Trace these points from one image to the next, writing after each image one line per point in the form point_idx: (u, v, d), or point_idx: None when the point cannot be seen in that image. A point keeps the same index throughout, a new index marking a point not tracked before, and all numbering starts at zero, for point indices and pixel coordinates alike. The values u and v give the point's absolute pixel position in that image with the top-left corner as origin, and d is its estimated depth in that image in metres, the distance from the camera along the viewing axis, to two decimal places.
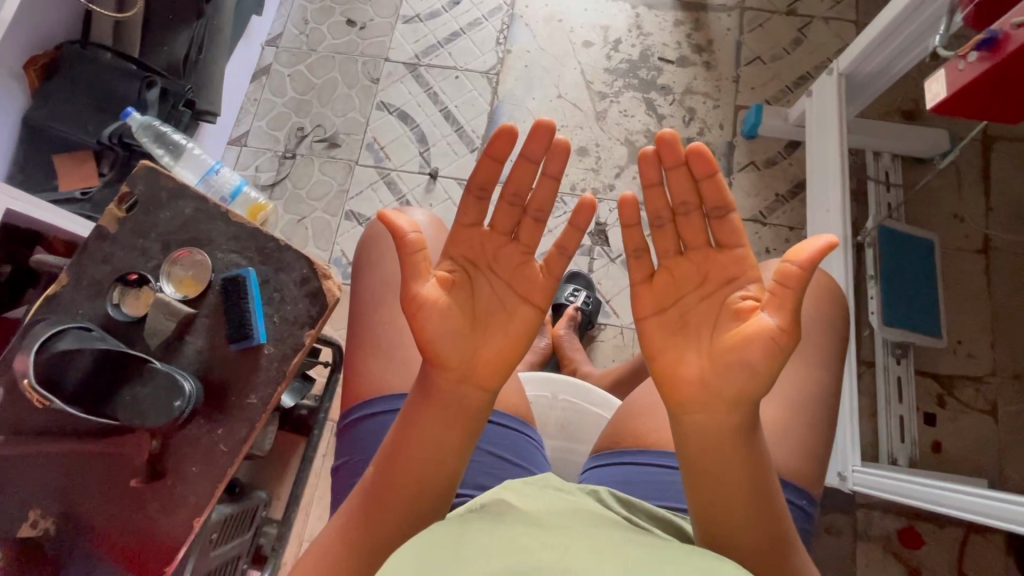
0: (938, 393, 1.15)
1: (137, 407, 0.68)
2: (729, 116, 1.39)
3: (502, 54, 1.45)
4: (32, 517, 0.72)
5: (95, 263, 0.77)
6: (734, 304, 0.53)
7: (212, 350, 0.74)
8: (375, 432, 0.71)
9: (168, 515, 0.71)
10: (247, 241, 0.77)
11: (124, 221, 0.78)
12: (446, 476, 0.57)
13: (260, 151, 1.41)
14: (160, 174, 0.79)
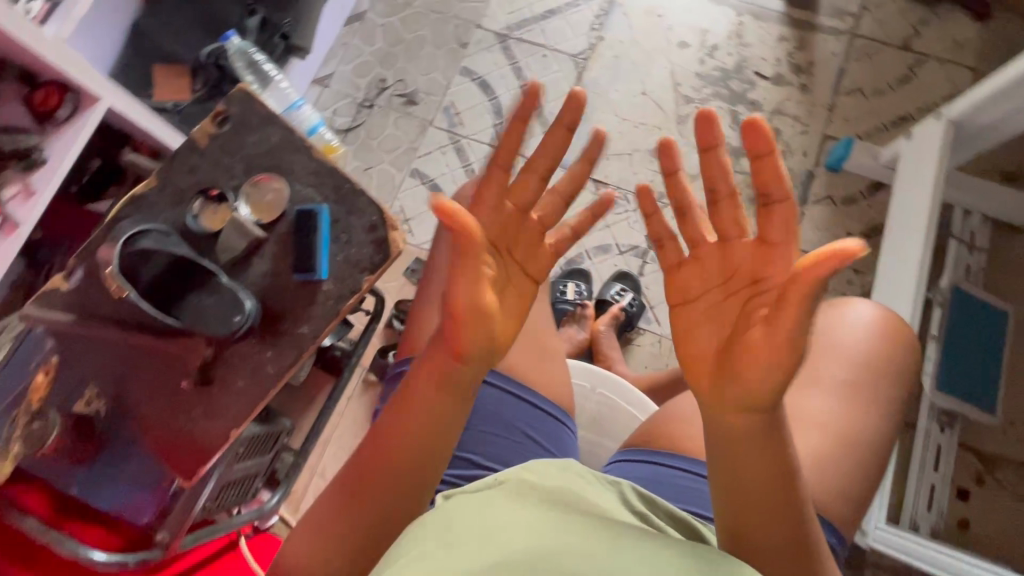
0: (977, 470, 1.11)
1: (201, 313, 0.72)
2: (815, 144, 1.33)
3: (594, 41, 1.43)
4: (87, 396, 0.76)
5: (182, 172, 0.80)
6: (753, 309, 0.49)
7: (275, 275, 0.76)
8: None
9: (210, 422, 0.75)
10: (326, 179, 0.79)
11: (214, 137, 0.81)
12: (433, 466, 0.57)
13: (340, 95, 1.43)
14: (256, 99, 0.82)
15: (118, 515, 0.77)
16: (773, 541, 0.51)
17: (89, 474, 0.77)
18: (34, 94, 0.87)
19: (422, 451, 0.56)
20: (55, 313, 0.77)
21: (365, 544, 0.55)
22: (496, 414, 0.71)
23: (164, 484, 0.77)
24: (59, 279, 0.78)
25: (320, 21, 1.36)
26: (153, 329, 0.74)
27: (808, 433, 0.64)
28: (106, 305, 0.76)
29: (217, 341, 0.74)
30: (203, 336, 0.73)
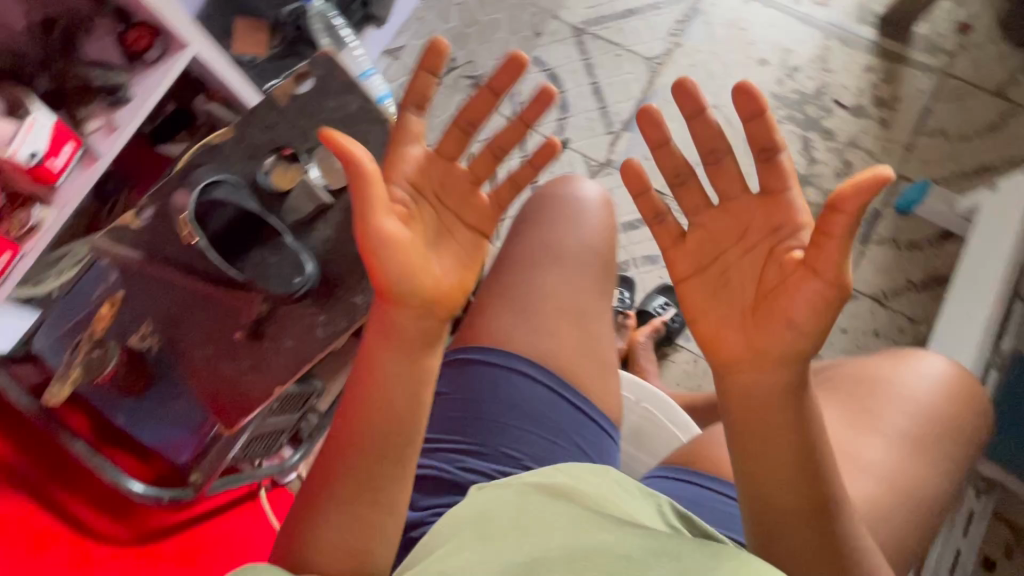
0: (1008, 541, 1.07)
1: (264, 270, 0.74)
2: (886, 182, 1.29)
3: (671, 47, 1.39)
4: (141, 331, 0.79)
5: (257, 127, 0.80)
6: (779, 259, 0.51)
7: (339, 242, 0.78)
8: (478, 385, 0.67)
9: (256, 377, 0.76)
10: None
11: (293, 96, 0.81)
12: (395, 419, 0.57)
13: (409, 69, 1.43)
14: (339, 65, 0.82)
15: (158, 449, 0.80)
16: (791, 503, 0.51)
17: (135, 408, 0.79)
18: (127, 33, 0.89)
19: (393, 390, 0.57)
20: (123, 250, 0.80)
21: (345, 515, 0.55)
22: (546, 420, 0.66)
23: (204, 427, 0.80)
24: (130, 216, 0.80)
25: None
26: (213, 278, 0.76)
27: (865, 481, 0.62)
28: (172, 247, 0.78)
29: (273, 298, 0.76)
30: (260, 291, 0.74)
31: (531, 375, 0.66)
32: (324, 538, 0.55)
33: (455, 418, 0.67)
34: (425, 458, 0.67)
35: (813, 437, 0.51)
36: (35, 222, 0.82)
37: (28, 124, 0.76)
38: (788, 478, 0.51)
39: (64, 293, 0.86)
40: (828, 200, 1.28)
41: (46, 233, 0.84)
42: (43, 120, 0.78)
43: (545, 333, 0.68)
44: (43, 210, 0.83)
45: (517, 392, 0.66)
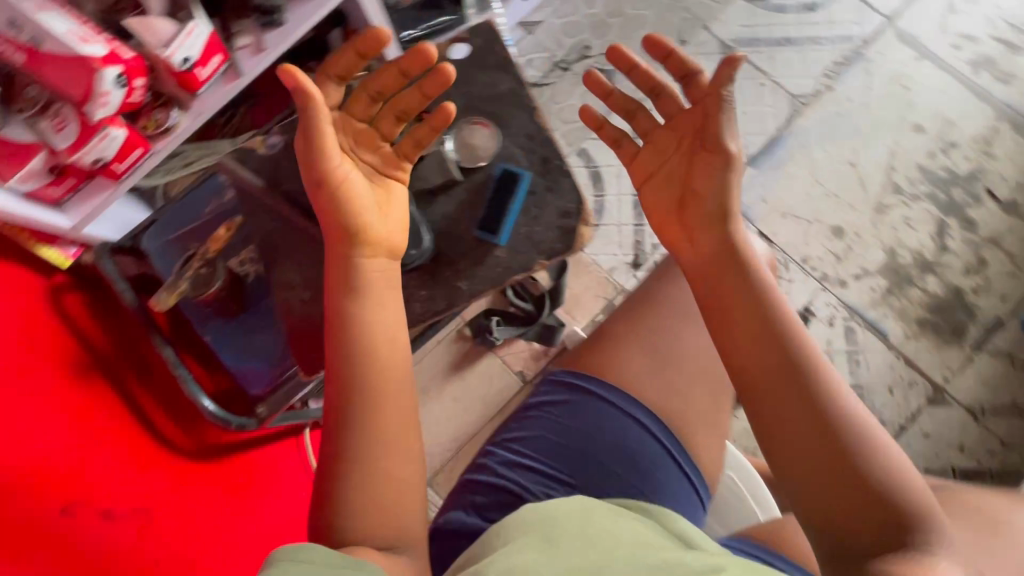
0: None
1: None
2: (1018, 292, 1.17)
3: (822, 88, 1.29)
4: (243, 256, 0.80)
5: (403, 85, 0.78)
6: (700, 151, 0.60)
7: (458, 220, 0.75)
8: (596, 416, 0.64)
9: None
10: (538, 147, 0.76)
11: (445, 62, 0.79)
12: (381, 363, 0.58)
13: (539, 46, 1.35)
14: (499, 40, 0.79)
15: (238, 376, 0.82)
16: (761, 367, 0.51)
17: (221, 328, 0.82)
18: None
19: (376, 334, 0.59)
20: (246, 175, 0.81)
21: (362, 472, 0.55)
22: (643, 471, 0.62)
23: (286, 365, 0.81)
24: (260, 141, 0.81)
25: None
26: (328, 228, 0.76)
27: None
28: (296, 184, 0.79)
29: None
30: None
31: (639, 421, 0.63)
32: (356, 503, 0.54)
33: (549, 440, 0.65)
34: (507, 470, 0.64)
35: (762, 292, 0.55)
36: (171, 124, 0.84)
37: (187, 29, 0.76)
38: (744, 333, 0.53)
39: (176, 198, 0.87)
40: (948, 295, 1.18)
41: (177, 137, 0.85)
42: (202, 28, 0.78)
43: (672, 385, 0.64)
44: (179, 115, 0.85)
45: (622, 434, 0.63)
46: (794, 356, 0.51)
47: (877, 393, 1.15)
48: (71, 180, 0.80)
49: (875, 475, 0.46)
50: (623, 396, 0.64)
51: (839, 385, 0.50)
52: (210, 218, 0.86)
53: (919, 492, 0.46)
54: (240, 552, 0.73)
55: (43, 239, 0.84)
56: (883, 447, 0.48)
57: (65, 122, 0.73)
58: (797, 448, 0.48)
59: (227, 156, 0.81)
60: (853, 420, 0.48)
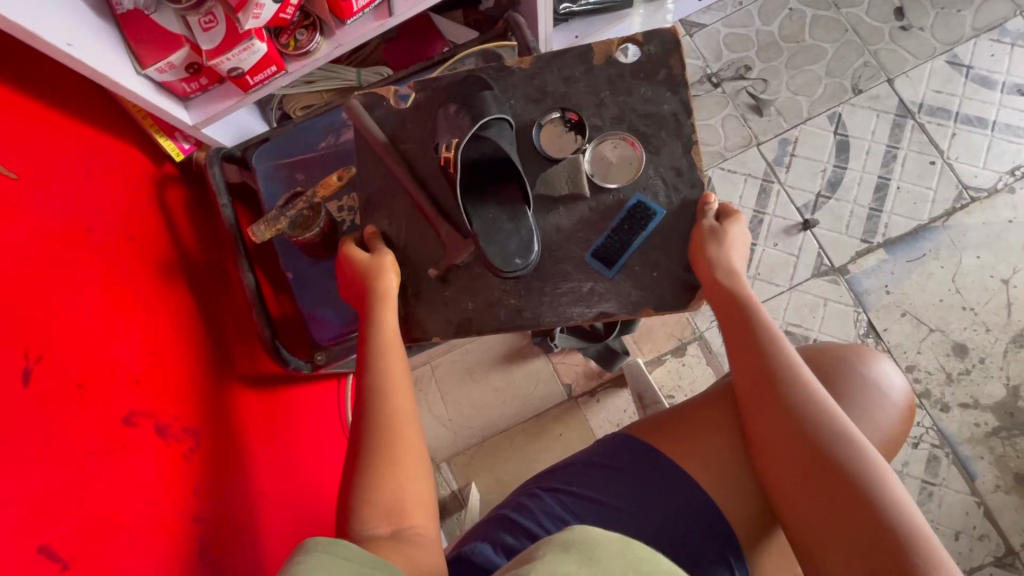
0: None
1: (493, 230, 0.68)
2: None
3: (1002, 186, 1.12)
4: (345, 203, 0.80)
5: (557, 75, 0.73)
6: (710, 243, 0.67)
7: (575, 237, 0.71)
8: (648, 482, 0.65)
9: (424, 316, 0.72)
10: (682, 186, 0.71)
11: (610, 62, 0.73)
12: (400, 359, 0.64)
13: (695, 51, 1.22)
14: (675, 55, 0.72)
15: (306, 320, 0.81)
16: (757, 387, 0.60)
17: (308, 270, 0.81)
18: None
19: (394, 331, 0.66)
20: (367, 122, 0.74)
21: (379, 453, 0.58)
22: (684, 549, 0.62)
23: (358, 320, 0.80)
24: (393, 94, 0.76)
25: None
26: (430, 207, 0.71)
27: None
28: (424, 146, 0.74)
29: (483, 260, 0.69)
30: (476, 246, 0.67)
31: (704, 514, 0.63)
32: (371, 484, 0.57)
33: (596, 503, 0.65)
34: (552, 524, 0.64)
35: (764, 328, 0.62)
36: (311, 49, 0.80)
37: None
38: (748, 363, 0.61)
39: (293, 123, 0.85)
40: None
41: (313, 63, 0.81)
42: None
43: (728, 479, 0.64)
44: (320, 41, 0.81)
45: (683, 520, 0.63)
46: (795, 393, 0.58)
47: (940, 533, 1.04)
48: (203, 80, 0.79)
49: (863, 488, 0.53)
50: (691, 488, 0.64)
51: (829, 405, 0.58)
52: (323, 154, 0.84)
53: (906, 509, 0.52)
54: (274, 481, 0.74)
55: (163, 129, 0.84)
56: (874, 465, 0.54)
57: (214, 22, 0.72)
58: (796, 477, 0.56)
59: (355, 98, 0.75)
60: (845, 442, 0.55)
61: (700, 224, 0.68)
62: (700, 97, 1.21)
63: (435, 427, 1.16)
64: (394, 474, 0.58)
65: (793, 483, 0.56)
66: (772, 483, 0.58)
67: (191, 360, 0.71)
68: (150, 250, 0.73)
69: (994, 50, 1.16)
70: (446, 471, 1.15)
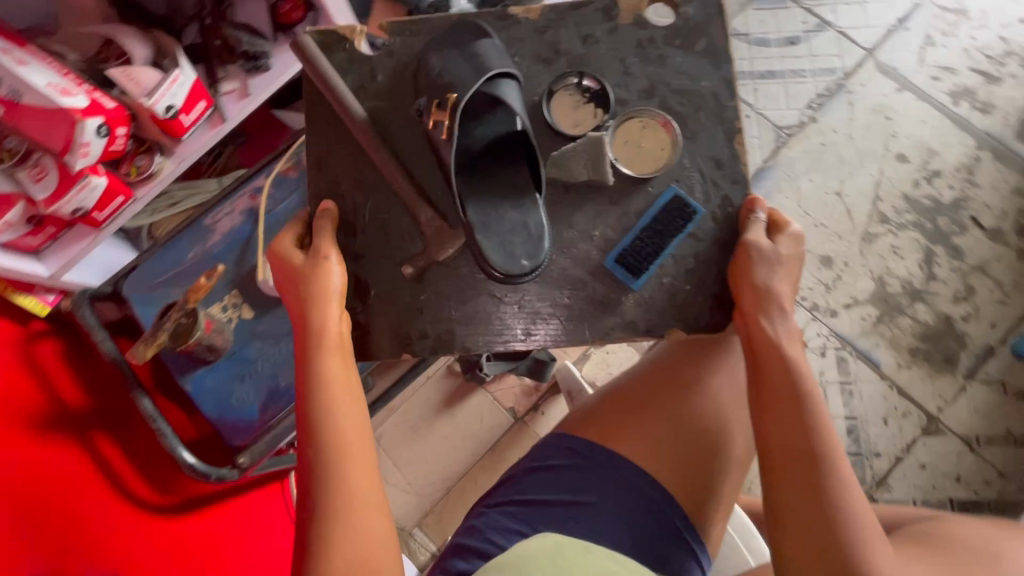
0: None
1: (495, 230, 0.68)
2: (1007, 318, 1.18)
3: (806, 120, 1.31)
4: (227, 300, 0.82)
5: (575, 32, 0.76)
6: (764, 265, 0.66)
7: (593, 222, 0.75)
8: (575, 470, 0.69)
9: (387, 347, 0.75)
10: (723, 180, 0.74)
11: (641, 22, 0.76)
12: (354, 411, 0.62)
13: None
14: (715, 22, 0.76)
15: (219, 426, 0.79)
16: (791, 455, 0.57)
17: (208, 378, 0.80)
18: (281, 3, 0.87)
19: (341, 387, 0.63)
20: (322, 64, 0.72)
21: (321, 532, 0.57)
22: (624, 520, 0.66)
23: (280, 404, 0.80)
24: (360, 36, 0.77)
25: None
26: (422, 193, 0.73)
27: None
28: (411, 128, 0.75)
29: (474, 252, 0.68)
30: (469, 234, 0.67)
31: (646, 492, 0.66)
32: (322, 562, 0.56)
33: (537, 503, 0.68)
34: (499, 536, 0.66)
35: (807, 396, 0.59)
36: (153, 171, 0.83)
37: (171, 78, 0.76)
38: (787, 429, 0.58)
39: (155, 247, 0.86)
40: (937, 323, 1.18)
41: (159, 183, 0.84)
42: (187, 75, 0.78)
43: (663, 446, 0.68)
44: (162, 160, 0.84)
45: (621, 498, 0.66)
46: (826, 468, 0.56)
47: (871, 424, 1.14)
48: (50, 229, 0.79)
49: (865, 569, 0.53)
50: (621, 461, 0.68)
51: (856, 486, 0.56)
52: (192, 265, 0.85)
53: None
54: None
55: (20, 287, 0.83)
56: (877, 546, 0.54)
57: (45, 172, 0.73)
58: (807, 552, 0.55)
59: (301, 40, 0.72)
60: (862, 526, 0.54)
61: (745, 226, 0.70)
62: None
63: (396, 496, 1.14)
64: (346, 548, 0.57)
65: (801, 559, 0.55)
66: (779, 548, 0.56)
67: (82, 504, 0.69)
68: (37, 406, 0.72)
69: (761, 16, 1.37)
70: (421, 536, 1.13)
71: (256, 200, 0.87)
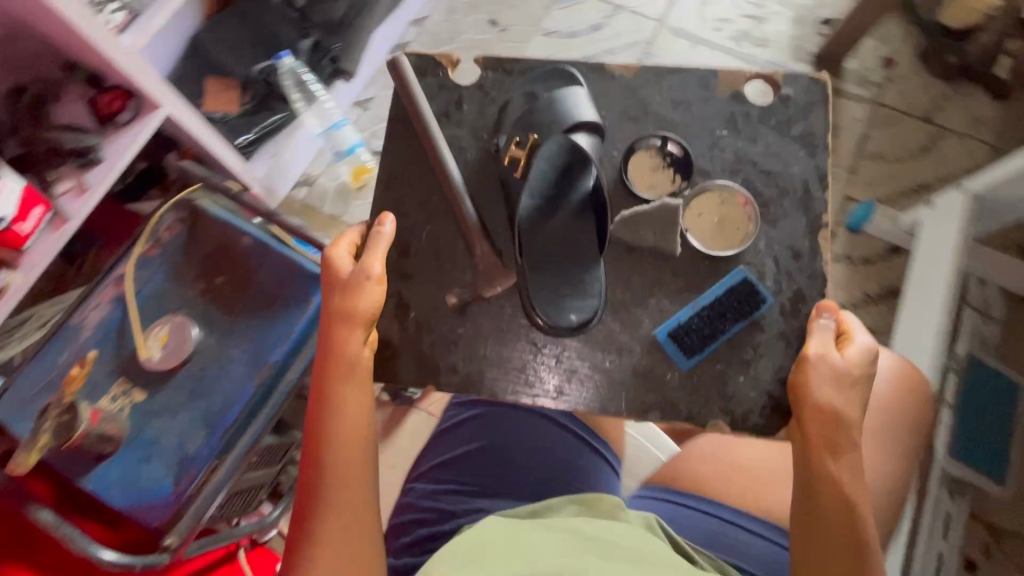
0: (985, 541, 1.13)
1: (554, 291, 0.77)
2: (836, 204, 1.37)
3: None
4: (113, 391, 0.81)
5: (667, 96, 0.84)
6: (829, 383, 0.66)
7: (653, 288, 0.79)
8: (482, 421, 0.79)
9: (411, 373, 0.79)
10: (798, 273, 0.79)
11: (737, 98, 0.84)
12: (363, 427, 0.67)
13: (378, 118, 1.48)
14: (811, 112, 0.83)
15: (132, 513, 0.78)
16: None
17: (109, 470, 0.79)
18: (100, 98, 0.90)
19: (354, 404, 0.67)
20: (415, 88, 0.84)
21: (317, 536, 0.62)
22: (535, 451, 0.77)
23: (193, 470, 0.79)
24: (454, 68, 0.88)
25: (380, 26, 1.44)
26: (480, 227, 0.80)
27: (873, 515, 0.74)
28: (473, 148, 0.84)
29: (524, 295, 0.78)
30: (522, 274, 0.77)
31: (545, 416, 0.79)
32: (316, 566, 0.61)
33: (456, 458, 0.78)
34: (429, 500, 0.76)
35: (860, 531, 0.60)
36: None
37: None
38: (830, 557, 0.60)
39: (24, 363, 0.83)
40: None
41: (11, 297, 0.82)
42: (11, 185, 0.78)
43: None
44: (8, 274, 0.82)
45: (531, 434, 0.78)
46: None
47: None
48: None
49: None
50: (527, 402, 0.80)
51: None
52: (66, 368, 0.83)
53: None
54: None
55: None
56: None
57: None
58: None
59: (401, 60, 0.84)
60: None
61: (816, 318, 0.72)
62: (376, 128, 1.48)
63: None
64: (339, 551, 0.61)
65: None
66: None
67: None
68: None
69: (564, 14, 1.55)
70: None
71: (121, 287, 0.87)
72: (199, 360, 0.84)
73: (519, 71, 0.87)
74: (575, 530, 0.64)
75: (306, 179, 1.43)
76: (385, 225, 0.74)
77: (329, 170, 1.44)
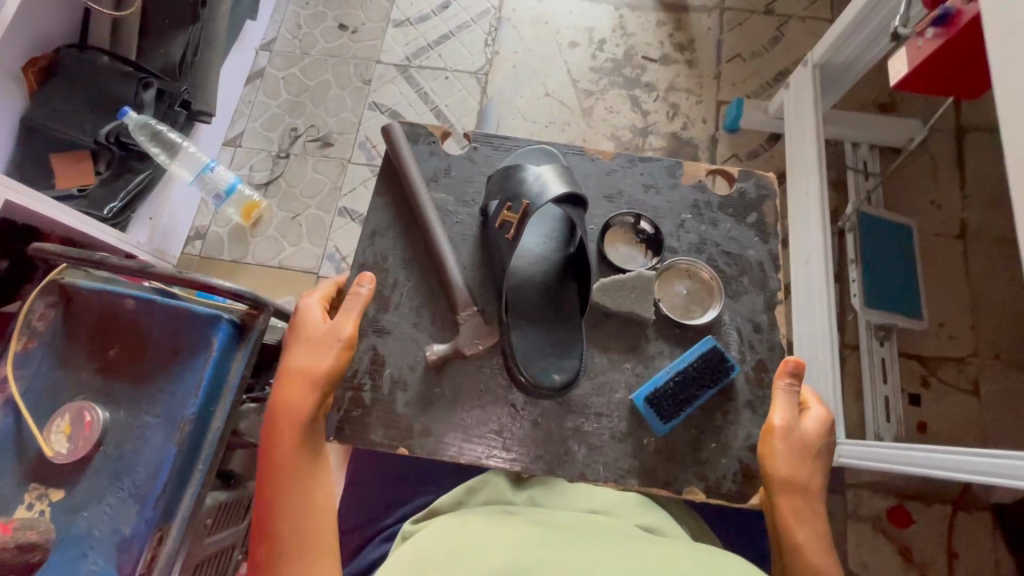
0: (921, 374, 1.22)
1: (538, 352, 0.75)
2: (711, 110, 1.43)
3: (491, 56, 1.49)
4: (27, 499, 0.77)
5: (637, 185, 0.86)
6: (791, 446, 0.68)
7: (630, 352, 0.79)
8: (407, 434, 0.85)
9: (380, 437, 0.75)
10: (757, 343, 0.80)
11: (699, 187, 0.86)
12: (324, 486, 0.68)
13: (254, 151, 1.44)
14: (765, 203, 0.85)
15: None
16: None
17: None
18: None
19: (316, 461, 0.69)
20: (406, 153, 0.84)
21: None
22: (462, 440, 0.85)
23: (135, 549, 0.75)
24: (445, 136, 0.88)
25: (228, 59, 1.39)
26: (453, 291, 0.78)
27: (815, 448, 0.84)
28: (462, 213, 0.84)
29: (508, 355, 0.76)
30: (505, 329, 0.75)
31: None
32: None
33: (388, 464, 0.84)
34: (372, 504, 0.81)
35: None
36: None
37: None
38: None
39: None
40: (669, 141, 1.40)
41: None
42: None
43: None
44: None
45: None
46: None
47: None
48: None
49: None
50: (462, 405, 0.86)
51: None
52: None
53: None
54: None
55: None
56: None
57: None
58: None
59: (399, 130, 0.85)
60: None
61: (778, 382, 0.73)
62: (253, 161, 1.43)
63: None
64: None
65: None
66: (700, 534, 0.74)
67: None
68: None
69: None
70: None
71: (5, 391, 0.81)
72: (112, 441, 0.79)
73: (506, 148, 0.87)
74: (541, 528, 0.57)
75: (197, 232, 1.40)
76: (364, 285, 0.76)
77: (217, 217, 1.41)
